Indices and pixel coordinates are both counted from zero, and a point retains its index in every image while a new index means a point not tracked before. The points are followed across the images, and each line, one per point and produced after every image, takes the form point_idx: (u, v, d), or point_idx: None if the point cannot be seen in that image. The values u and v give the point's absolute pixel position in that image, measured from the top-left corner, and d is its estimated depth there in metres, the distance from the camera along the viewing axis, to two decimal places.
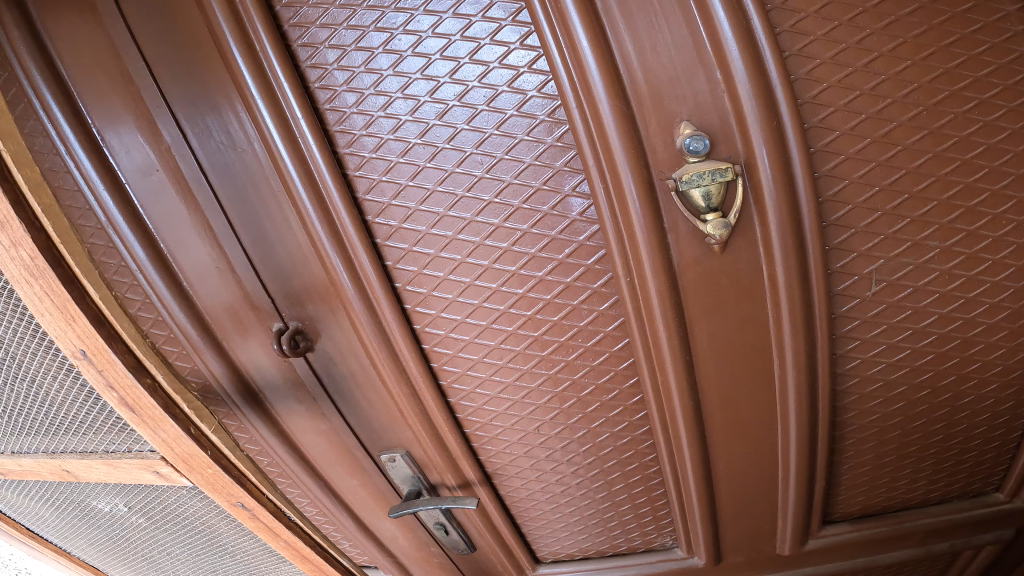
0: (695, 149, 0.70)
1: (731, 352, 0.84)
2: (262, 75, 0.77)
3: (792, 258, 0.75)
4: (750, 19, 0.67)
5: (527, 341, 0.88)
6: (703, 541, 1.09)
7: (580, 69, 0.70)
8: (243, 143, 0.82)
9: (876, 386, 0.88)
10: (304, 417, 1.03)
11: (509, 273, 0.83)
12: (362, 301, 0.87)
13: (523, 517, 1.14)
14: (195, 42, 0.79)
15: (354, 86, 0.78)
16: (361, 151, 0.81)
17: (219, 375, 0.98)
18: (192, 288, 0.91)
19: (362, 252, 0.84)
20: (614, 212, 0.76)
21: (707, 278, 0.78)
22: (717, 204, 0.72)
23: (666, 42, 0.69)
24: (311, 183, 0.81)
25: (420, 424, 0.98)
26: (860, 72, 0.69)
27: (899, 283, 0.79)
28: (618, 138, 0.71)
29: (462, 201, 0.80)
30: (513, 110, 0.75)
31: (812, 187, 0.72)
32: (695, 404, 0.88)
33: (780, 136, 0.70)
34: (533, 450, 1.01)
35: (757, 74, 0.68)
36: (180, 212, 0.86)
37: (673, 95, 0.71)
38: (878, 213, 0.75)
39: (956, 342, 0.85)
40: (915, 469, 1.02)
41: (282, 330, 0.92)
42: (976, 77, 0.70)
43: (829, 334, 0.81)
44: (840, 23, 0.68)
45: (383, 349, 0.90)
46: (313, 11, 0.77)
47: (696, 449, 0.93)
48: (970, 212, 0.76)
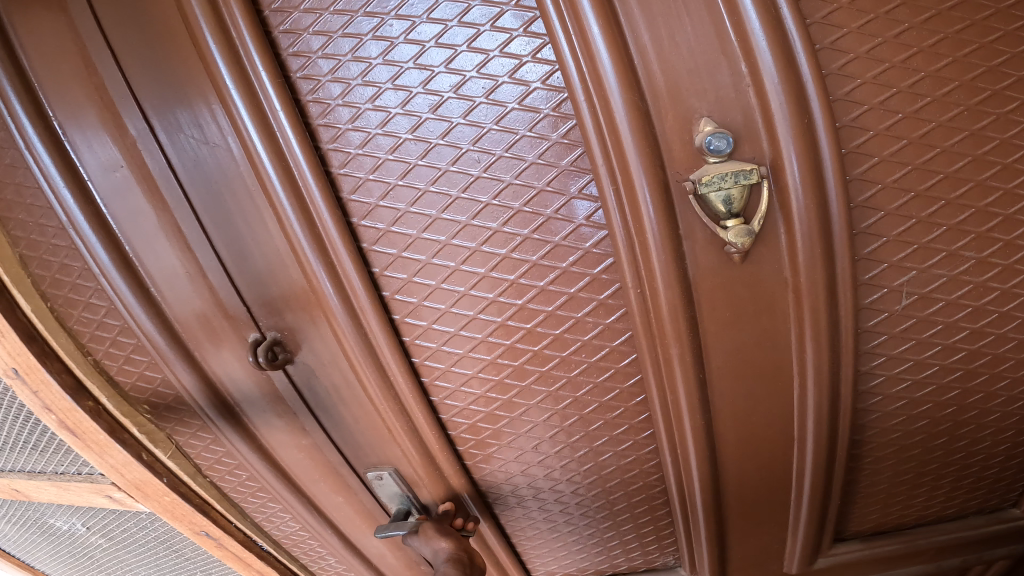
0: (717, 147, 0.64)
1: (745, 368, 0.78)
2: (237, 64, 0.70)
3: (817, 268, 0.70)
4: (781, 7, 0.62)
5: (526, 355, 0.82)
6: (708, 564, 1.03)
7: (589, 60, 0.64)
8: (217, 138, 0.75)
9: (899, 404, 0.84)
10: (285, 432, 0.95)
11: (508, 282, 0.77)
12: (346, 311, 0.80)
13: (518, 538, 1.08)
14: (167, 28, 0.72)
15: (340, 76, 0.72)
16: (346, 147, 0.74)
17: (191, 388, 0.91)
18: (161, 295, 0.84)
19: (347, 259, 0.77)
20: (625, 216, 0.70)
21: (724, 289, 0.72)
22: (739, 209, 0.66)
23: (686, 33, 0.64)
24: (290, 182, 0.74)
25: (409, 441, 0.91)
26: (897, 67, 0.64)
27: (930, 296, 0.74)
28: (631, 136, 0.65)
29: (456, 203, 0.74)
30: (514, 103, 0.69)
31: (843, 190, 0.67)
32: (707, 424, 0.83)
33: (811, 135, 0.65)
34: (530, 469, 0.95)
35: (787, 69, 0.63)
36: (146, 212, 0.79)
37: (692, 88, 0.65)
38: (912, 221, 0.70)
39: (986, 358, 0.80)
40: (932, 486, 0.97)
41: (257, 341, 0.84)
42: (1021, 74, 0.66)
43: (854, 350, 0.76)
44: (876, 16, 0.63)
45: (368, 362, 0.83)
46: None
47: (705, 469, 0.87)
48: (1009, 221, 0.71)
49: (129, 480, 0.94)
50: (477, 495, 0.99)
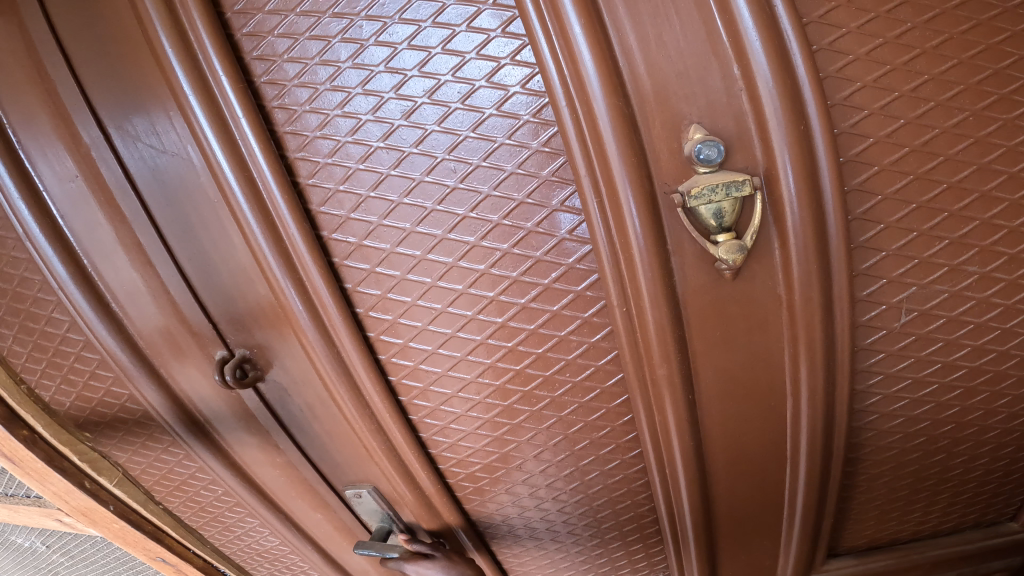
0: (707, 157, 0.60)
1: (735, 387, 0.75)
2: (195, 66, 0.66)
3: (812, 283, 0.66)
4: (776, 6, 0.59)
5: (508, 375, 0.78)
6: None
7: (572, 63, 0.60)
8: (175, 147, 0.70)
9: (896, 421, 0.81)
10: (258, 451, 0.91)
11: (488, 299, 0.73)
12: (317, 328, 0.75)
13: (503, 557, 1.03)
14: (121, 30, 0.67)
15: (307, 81, 0.67)
16: (315, 156, 0.69)
17: (158, 405, 0.86)
18: (123, 312, 0.79)
19: (316, 274, 0.72)
20: (610, 231, 0.66)
21: (715, 306, 0.69)
22: (730, 223, 0.62)
23: (676, 33, 0.60)
24: (254, 194, 0.69)
25: (387, 462, 0.87)
26: (898, 70, 0.61)
27: (931, 312, 0.72)
28: (615, 144, 0.62)
29: (432, 216, 0.70)
30: (493, 109, 0.65)
31: (841, 202, 0.64)
32: (697, 444, 0.79)
33: (808, 143, 0.61)
34: (514, 488, 0.91)
35: (783, 73, 0.59)
36: (103, 224, 0.74)
37: (681, 93, 0.61)
38: (912, 233, 0.67)
39: (987, 374, 0.78)
40: (929, 502, 0.95)
41: (224, 359, 0.79)
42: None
43: (851, 368, 0.73)
44: (877, 15, 0.60)
45: (342, 381, 0.79)
46: None
47: (695, 490, 0.84)
48: (1013, 233, 0.68)
49: (74, 506, 0.94)
50: (460, 515, 0.95)
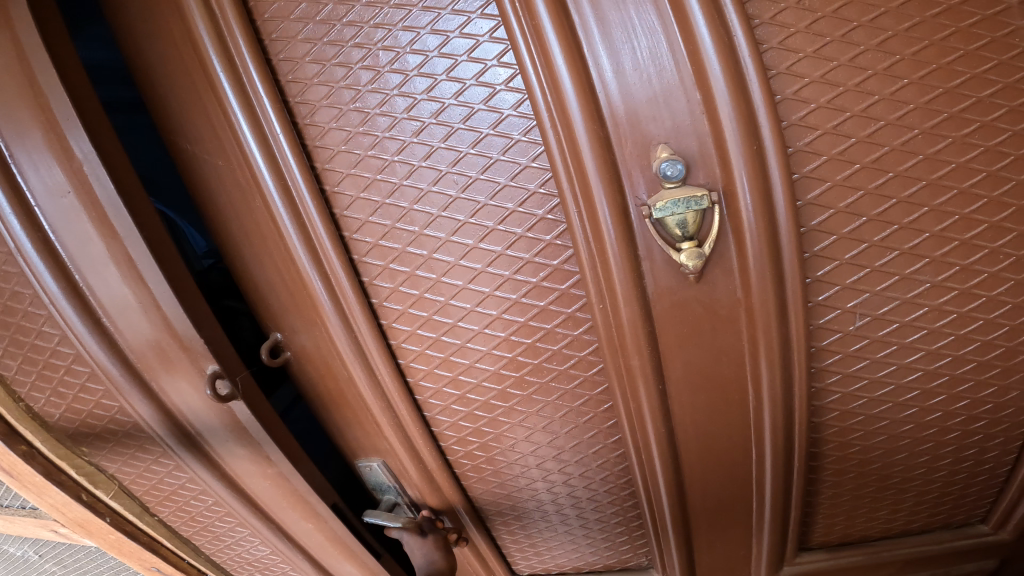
0: (671, 174, 0.68)
1: (703, 381, 0.82)
2: (240, 84, 0.74)
3: (767, 287, 0.74)
4: (734, 33, 0.66)
5: (502, 361, 0.85)
6: (679, 567, 1.05)
7: (555, 91, 0.68)
8: (215, 154, 0.79)
9: (857, 419, 0.89)
10: (249, 463, 0.96)
11: (485, 294, 0.80)
12: (338, 315, 0.83)
13: (498, 534, 1.07)
14: (164, 53, 0.75)
15: (334, 102, 0.75)
16: (340, 167, 0.77)
17: (149, 417, 0.93)
18: (113, 325, 0.85)
19: (339, 266, 0.80)
20: (588, 239, 0.73)
21: (681, 307, 0.76)
22: (693, 232, 0.70)
23: (645, 60, 0.68)
24: (288, 197, 0.78)
25: (397, 442, 0.93)
26: (851, 91, 0.69)
27: (884, 318, 0.80)
28: (593, 162, 0.69)
29: (437, 221, 0.77)
30: (489, 129, 0.72)
31: (793, 213, 0.71)
32: (669, 433, 0.86)
33: (761, 161, 0.69)
34: (508, 468, 0.96)
35: (739, 94, 0.67)
36: (94, 240, 0.80)
37: (651, 116, 0.69)
38: (864, 244, 0.75)
39: (942, 378, 0.86)
40: (897, 499, 1.02)
41: (215, 372, 0.87)
42: (979, 98, 0.70)
43: (807, 366, 0.81)
44: (832, 39, 0.68)
45: (358, 363, 0.86)
46: (295, 25, 0.73)
47: (669, 475, 0.90)
48: (964, 246, 0.76)
49: (73, 519, 0.98)
50: (461, 494, 1.00)
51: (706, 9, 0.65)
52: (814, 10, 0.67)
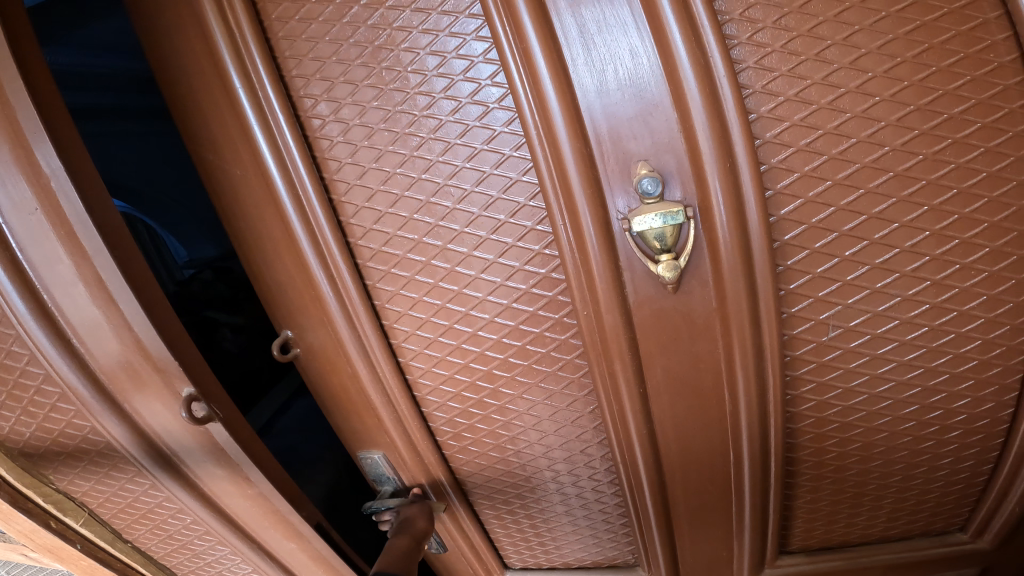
0: (649, 190, 0.72)
1: (682, 386, 0.86)
2: (258, 102, 0.78)
3: (740, 298, 0.78)
4: (710, 53, 0.69)
5: (494, 362, 0.91)
6: (663, 563, 1.09)
7: (542, 111, 0.72)
8: (233, 164, 0.84)
9: (831, 427, 0.92)
10: (226, 481, 1.13)
11: (477, 299, 0.86)
12: (343, 315, 0.90)
13: (489, 526, 1.16)
14: (183, 70, 0.80)
15: (341, 117, 0.80)
16: (346, 178, 0.83)
17: (123, 436, 1.05)
18: (84, 345, 0.95)
19: (345, 269, 0.86)
20: (573, 250, 0.77)
21: (659, 315, 0.80)
22: (670, 245, 0.74)
23: (620, 79, 0.71)
24: (299, 206, 0.83)
25: (396, 433, 1.00)
26: (824, 109, 0.71)
27: (855, 330, 0.82)
28: (578, 178, 0.74)
29: (436, 230, 0.83)
30: (483, 145, 0.77)
31: (765, 228, 0.75)
32: (650, 433, 0.91)
33: (734, 175, 0.73)
34: (499, 462, 1.03)
35: (714, 114, 0.70)
36: (63, 260, 0.88)
37: (631, 134, 0.73)
38: (836, 259, 0.77)
39: (914, 389, 0.88)
40: (874, 506, 1.04)
41: (191, 396, 0.99)
42: (950, 115, 0.71)
43: (780, 373, 0.84)
44: (807, 58, 0.70)
45: (362, 360, 0.93)
46: (306, 44, 0.78)
47: (651, 474, 0.95)
48: (936, 261, 0.77)
49: (41, 543, 1.10)
50: (453, 483, 1.08)
51: (683, 31, 0.68)
52: (790, 28, 0.69)
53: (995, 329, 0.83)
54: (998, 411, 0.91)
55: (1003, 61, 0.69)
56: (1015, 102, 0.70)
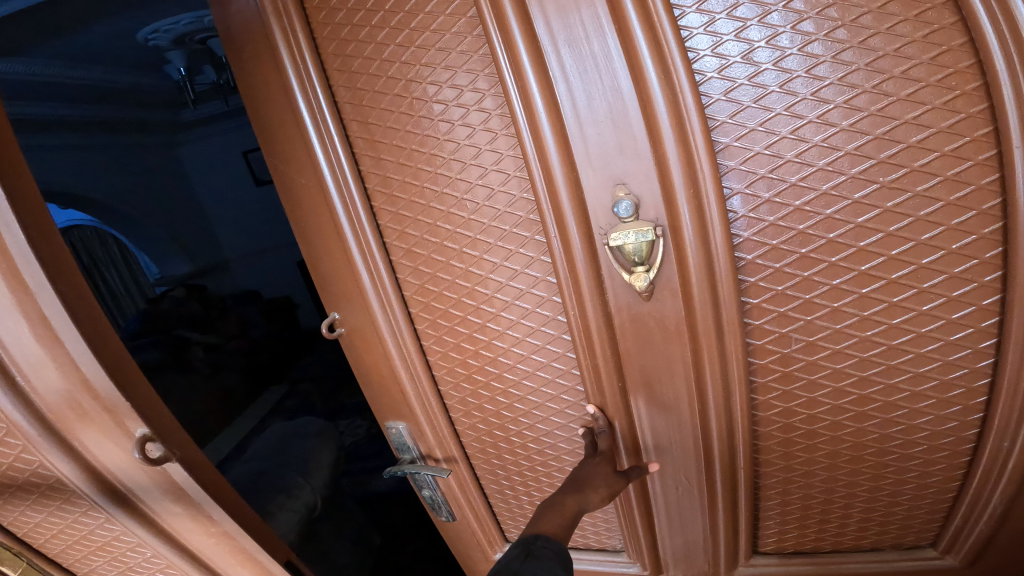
0: (623, 212, 0.81)
1: (655, 381, 0.96)
2: (319, 124, 0.93)
3: (705, 307, 0.86)
4: (683, 91, 0.76)
5: (501, 351, 1.04)
6: (646, 548, 1.20)
7: (538, 140, 0.82)
8: (300, 176, 0.99)
9: (799, 432, 0.98)
10: (187, 518, 1.16)
11: (486, 295, 0.99)
12: (377, 301, 1.05)
13: (495, 501, 1.31)
14: (261, 98, 0.96)
15: (382, 139, 0.94)
16: (386, 188, 0.98)
17: (76, 472, 1.08)
18: (28, 382, 0.98)
19: (380, 261, 1.02)
20: (563, 260, 0.88)
21: (636, 319, 0.91)
22: (643, 259, 0.83)
23: (597, 119, 0.80)
24: (347, 209, 0.98)
25: (417, 406, 1.17)
26: (786, 138, 0.76)
27: (817, 343, 0.88)
28: (568, 199, 0.84)
29: (453, 235, 0.96)
30: (492, 166, 0.89)
31: (729, 248, 0.82)
32: (629, 421, 1.03)
33: (698, 200, 0.81)
34: (501, 439, 1.18)
35: (683, 147, 0.78)
36: (5, 295, 0.91)
37: (610, 160, 0.81)
38: (797, 277, 0.83)
39: (876, 404, 0.91)
40: (844, 514, 1.08)
41: (143, 436, 1.02)
42: (908, 144, 0.72)
43: (746, 377, 0.92)
44: (772, 91, 0.74)
45: (391, 339, 1.09)
46: (358, 76, 0.91)
47: (632, 456, 1.07)
48: (891, 284, 0.80)
49: None
50: (462, 458, 1.23)
51: (656, 68, 0.75)
52: (757, 63, 0.74)
53: (957, 352, 0.83)
54: (964, 430, 0.90)
55: (966, 89, 0.68)
56: (977, 130, 0.69)
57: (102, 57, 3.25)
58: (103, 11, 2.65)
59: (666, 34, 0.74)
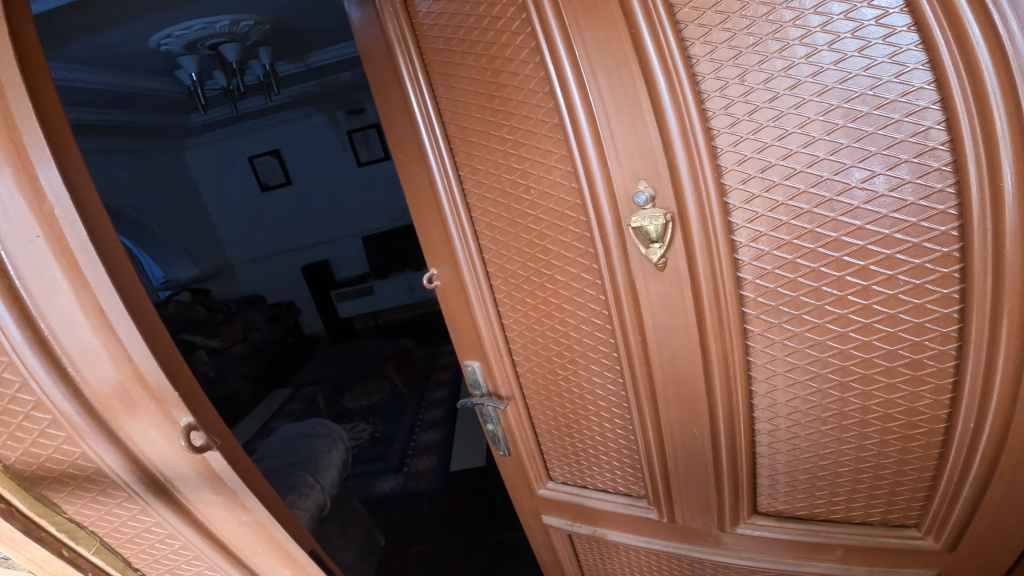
0: (642, 202, 0.93)
1: (667, 338, 1.07)
2: (427, 122, 1.11)
3: (706, 280, 0.98)
4: (690, 104, 0.87)
5: (553, 307, 1.19)
6: (664, 497, 1.31)
7: (580, 138, 0.96)
8: (409, 162, 1.19)
9: (789, 399, 1.07)
10: (220, 505, 1.20)
11: (544, 260, 1.14)
12: (466, 255, 1.22)
13: (545, 442, 1.45)
14: (385, 97, 1.14)
15: (471, 138, 1.11)
16: (476, 175, 1.14)
17: (116, 463, 1.11)
18: (80, 374, 1.02)
19: (467, 225, 1.19)
20: (604, 234, 1.01)
21: (654, 287, 1.02)
22: (658, 238, 0.94)
23: (620, 125, 0.92)
24: (448, 191, 1.16)
25: (492, 351, 1.32)
26: (771, 145, 0.87)
27: (803, 316, 0.97)
28: (602, 184, 0.97)
29: (522, 214, 1.12)
30: (552, 160, 1.03)
31: (726, 230, 0.93)
32: (648, 372, 1.14)
33: (704, 190, 0.91)
34: (551, 383, 1.32)
35: (688, 150, 0.89)
36: (64, 288, 0.96)
37: (630, 155, 0.93)
38: (786, 259, 0.93)
39: (856, 375, 0.99)
40: (833, 482, 1.15)
41: (189, 425, 1.08)
42: (876, 151, 0.81)
43: (742, 343, 1.03)
44: (758, 106, 0.85)
45: (474, 290, 1.25)
46: (456, 84, 1.07)
47: (652, 407, 1.18)
48: (865, 270, 0.89)
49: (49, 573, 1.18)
50: (522, 397, 1.38)
51: (669, 89, 0.87)
52: (749, 84, 0.85)
53: (925, 334, 0.90)
54: (937, 409, 0.96)
55: (927, 104, 0.76)
56: (938, 141, 0.77)
57: (120, 62, 3.34)
58: (127, 17, 2.73)
59: (671, 48, 0.85)
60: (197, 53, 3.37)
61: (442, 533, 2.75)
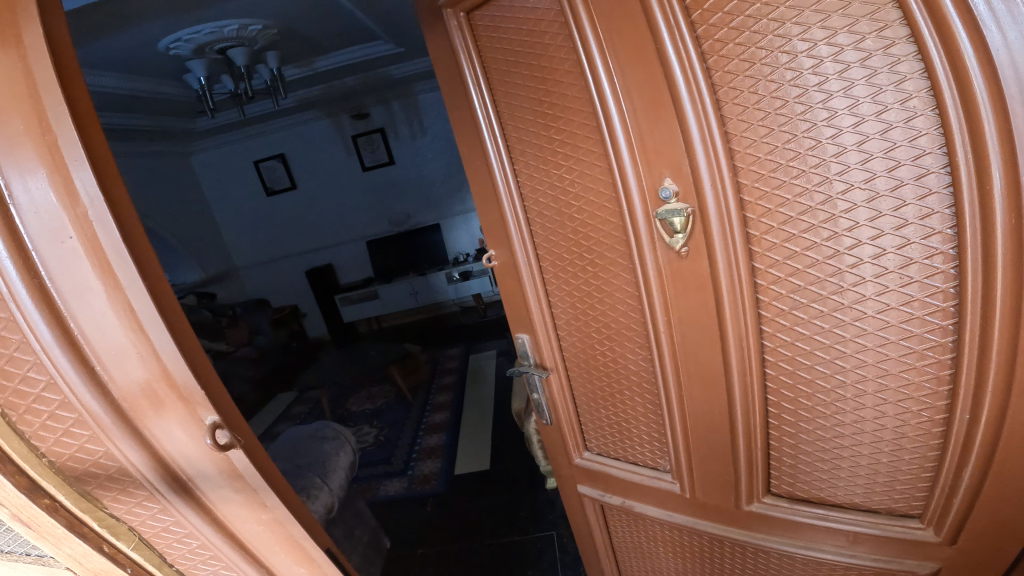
0: (667, 197, 0.99)
1: (691, 319, 1.11)
2: (485, 119, 1.21)
3: (723, 269, 1.01)
4: (708, 106, 0.92)
5: (592, 286, 1.25)
6: (688, 474, 1.34)
7: (614, 136, 1.01)
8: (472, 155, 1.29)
9: (801, 387, 1.10)
10: (238, 504, 1.20)
11: (585, 244, 1.20)
12: (518, 233, 1.29)
13: (583, 414, 1.50)
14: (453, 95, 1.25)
15: (523, 133, 1.19)
16: (528, 167, 1.22)
17: (138, 462, 1.11)
18: (108, 373, 1.04)
19: (518, 207, 1.27)
20: (637, 223, 1.06)
21: (677, 273, 1.07)
22: (682, 229, 0.99)
23: (645, 125, 0.98)
24: (505, 179, 1.25)
25: (540, 324, 1.39)
26: (778, 147, 0.91)
27: (811, 305, 1.00)
28: (633, 179, 1.03)
29: (566, 203, 1.19)
30: (591, 155, 1.09)
31: (741, 223, 0.97)
32: (672, 351, 1.18)
33: (721, 185, 0.95)
34: (591, 357, 1.37)
35: (709, 148, 0.93)
36: (95, 287, 0.98)
37: (655, 152, 0.98)
38: (793, 250, 0.97)
39: (859, 363, 1.01)
40: (833, 466, 1.16)
41: (214, 424, 1.08)
42: (876, 154, 0.84)
43: (757, 330, 1.06)
44: (767, 112, 0.90)
45: (524, 266, 1.33)
46: (509, 84, 1.16)
47: (678, 387, 1.22)
48: (872, 265, 0.91)
49: (88, 568, 1.18)
50: (563, 370, 1.44)
51: (689, 91, 0.91)
52: (759, 92, 0.89)
53: (928, 328, 0.91)
54: (936, 400, 0.96)
55: (926, 112, 0.78)
56: (936, 146, 0.79)
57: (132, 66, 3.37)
58: (144, 20, 2.75)
59: (690, 53, 0.90)
60: (206, 57, 3.38)
61: (452, 533, 2.75)
